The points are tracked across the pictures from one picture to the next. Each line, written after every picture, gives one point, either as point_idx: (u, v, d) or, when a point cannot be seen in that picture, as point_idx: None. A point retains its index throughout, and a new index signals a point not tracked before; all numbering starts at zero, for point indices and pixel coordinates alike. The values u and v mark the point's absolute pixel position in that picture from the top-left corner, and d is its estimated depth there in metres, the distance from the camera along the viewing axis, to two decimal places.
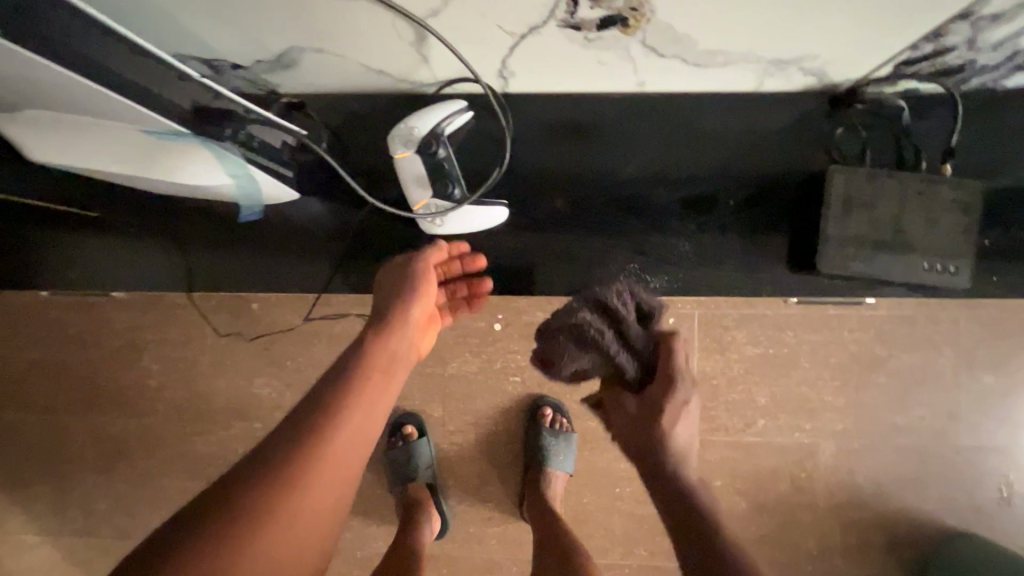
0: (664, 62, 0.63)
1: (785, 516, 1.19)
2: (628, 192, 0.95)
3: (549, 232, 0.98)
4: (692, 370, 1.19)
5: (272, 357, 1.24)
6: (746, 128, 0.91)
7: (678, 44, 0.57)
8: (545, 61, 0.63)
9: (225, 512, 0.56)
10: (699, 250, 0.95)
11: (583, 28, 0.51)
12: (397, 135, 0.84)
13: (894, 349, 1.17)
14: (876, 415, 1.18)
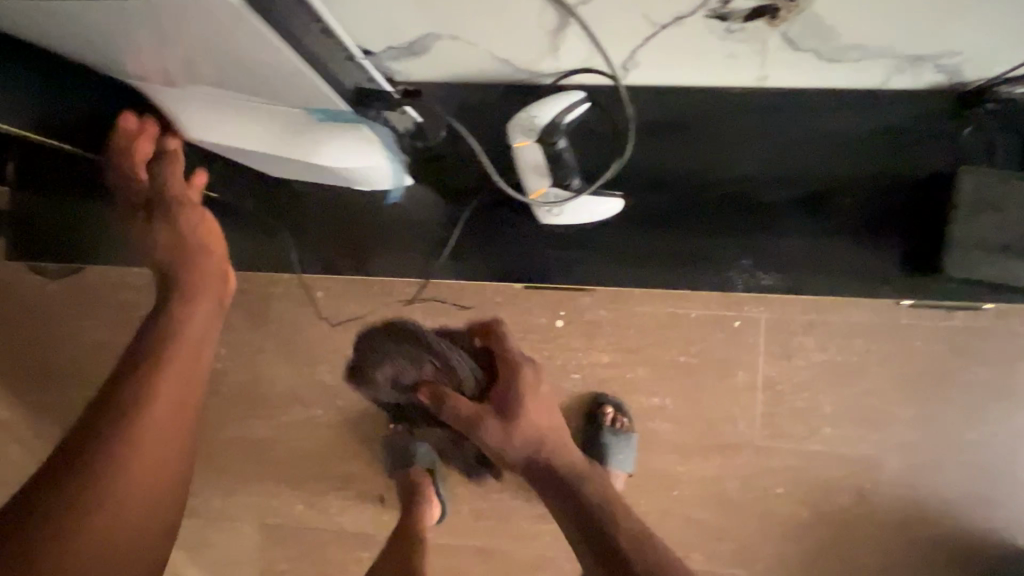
0: (803, 62, 0.58)
1: (848, 528, 1.16)
2: (742, 189, 0.88)
3: (645, 227, 0.90)
4: (755, 374, 1.18)
5: (337, 344, 1.27)
6: (870, 126, 0.83)
7: (820, 39, 0.53)
8: (676, 55, 0.58)
9: (54, 513, 0.64)
10: (811, 252, 0.87)
11: (730, 18, 0.48)
12: (519, 123, 0.74)
13: (970, 361, 1.12)
14: (949, 430, 1.14)
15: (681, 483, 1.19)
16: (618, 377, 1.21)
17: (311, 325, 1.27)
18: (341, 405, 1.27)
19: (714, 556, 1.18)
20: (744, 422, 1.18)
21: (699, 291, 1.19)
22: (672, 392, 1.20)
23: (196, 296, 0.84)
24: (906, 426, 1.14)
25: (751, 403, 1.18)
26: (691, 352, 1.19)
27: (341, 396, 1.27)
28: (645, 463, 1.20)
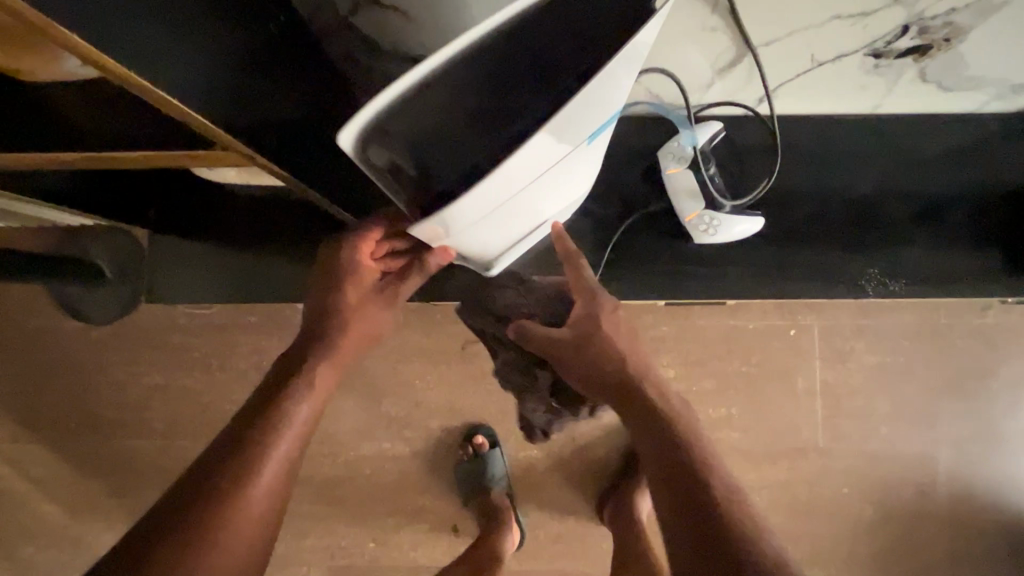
0: (919, 88, 0.71)
1: (910, 521, 1.22)
2: (864, 207, 0.84)
3: (759, 246, 0.86)
4: (813, 379, 1.23)
5: (402, 376, 1.25)
6: (989, 143, 0.81)
7: (948, 72, 0.66)
8: (817, 87, 0.71)
9: (195, 499, 0.67)
10: (926, 264, 0.85)
11: (885, 55, 0.62)
12: (669, 152, 0.81)
13: (1004, 356, 1.22)
14: (992, 420, 1.22)
15: (753, 490, 1.23)
16: (684, 390, 1.24)
17: (374, 358, 1.25)
18: (409, 437, 1.25)
19: None
20: (808, 427, 1.23)
21: (756, 303, 1.24)
22: (736, 401, 1.24)
23: (334, 348, 0.83)
24: (954, 419, 1.22)
25: (813, 408, 1.23)
26: (752, 362, 1.24)
27: (409, 429, 1.25)
28: None
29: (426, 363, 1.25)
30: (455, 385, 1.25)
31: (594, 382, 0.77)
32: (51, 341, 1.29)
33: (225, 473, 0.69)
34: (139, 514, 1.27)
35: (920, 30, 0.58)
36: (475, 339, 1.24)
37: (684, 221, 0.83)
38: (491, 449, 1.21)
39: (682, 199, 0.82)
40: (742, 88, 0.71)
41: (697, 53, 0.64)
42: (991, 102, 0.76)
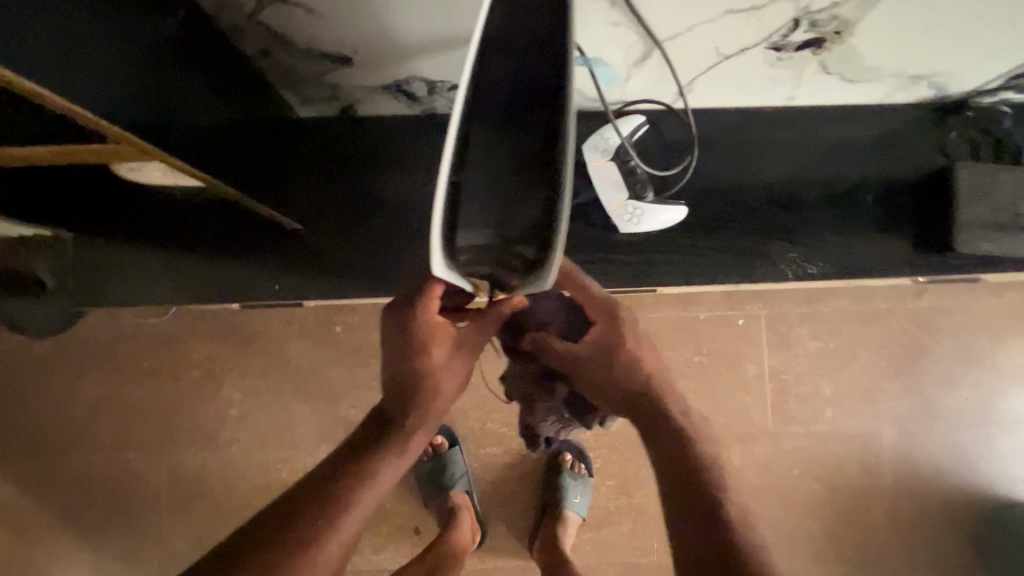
0: (824, 79, 0.76)
1: (858, 499, 1.27)
2: (786, 194, 0.89)
3: (689, 233, 0.89)
4: (762, 366, 1.28)
5: (359, 378, 1.24)
6: (897, 135, 0.88)
7: (847, 63, 0.70)
8: (729, 79, 0.75)
9: (268, 544, 0.67)
10: (841, 245, 0.88)
11: (784, 48, 0.66)
12: (593, 145, 0.85)
13: (938, 336, 1.28)
14: (930, 398, 1.28)
15: None
16: None
17: (330, 361, 1.24)
18: None
19: None
20: (758, 412, 1.27)
21: (705, 294, 1.28)
22: (690, 390, 1.27)
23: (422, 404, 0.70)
24: (895, 399, 1.28)
25: (762, 394, 1.27)
26: (704, 351, 1.27)
27: None
28: None
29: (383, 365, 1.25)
30: None
31: (612, 395, 0.74)
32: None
33: (296, 526, 0.67)
34: (92, 532, 1.23)
35: (811, 24, 0.61)
36: None
37: (609, 212, 0.86)
38: (451, 449, 1.23)
39: (607, 189, 0.86)
40: (657, 81, 0.75)
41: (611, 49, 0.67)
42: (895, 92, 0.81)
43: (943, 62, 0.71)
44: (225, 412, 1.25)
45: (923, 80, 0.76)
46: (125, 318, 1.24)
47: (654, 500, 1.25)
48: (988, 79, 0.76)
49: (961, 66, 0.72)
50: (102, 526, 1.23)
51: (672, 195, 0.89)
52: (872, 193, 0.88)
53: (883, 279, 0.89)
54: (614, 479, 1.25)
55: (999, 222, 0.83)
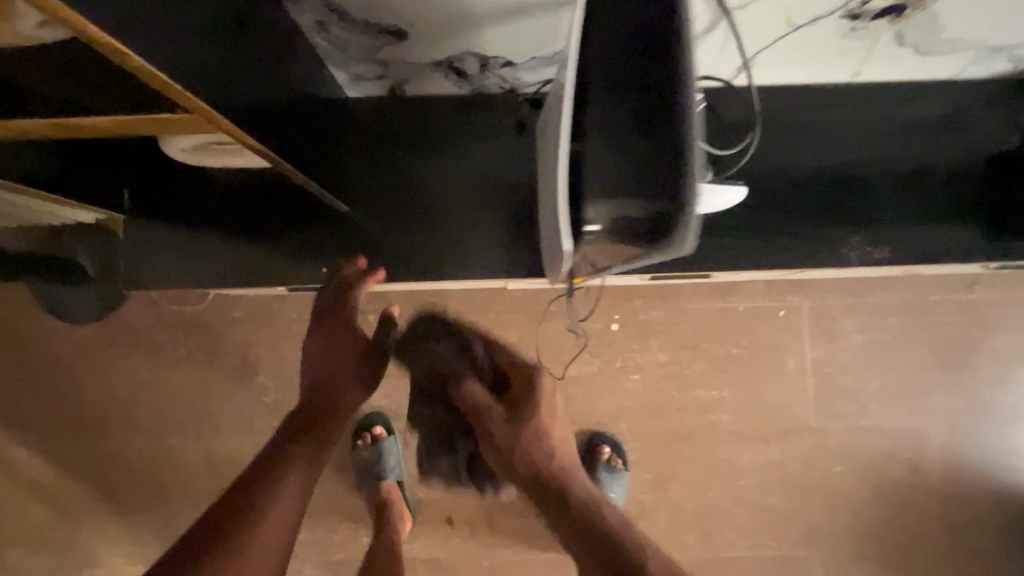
0: (897, 50, 0.73)
1: (902, 498, 1.22)
2: (846, 179, 0.87)
3: (742, 218, 0.86)
4: (803, 359, 1.24)
5: (392, 367, 1.25)
6: (966, 112, 0.85)
7: (925, 32, 0.67)
8: (796, 51, 0.72)
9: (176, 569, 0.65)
10: (902, 228, 0.85)
11: (860, 17, 0.63)
12: None
13: (990, 331, 1.23)
14: (980, 395, 1.23)
15: (747, 471, 1.22)
16: (677, 374, 1.24)
17: None
18: (402, 428, 1.25)
19: (782, 540, 1.22)
20: (799, 406, 1.23)
21: (746, 284, 1.24)
22: (729, 383, 1.24)
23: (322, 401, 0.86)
24: (943, 395, 1.23)
25: (804, 387, 1.24)
26: (743, 343, 1.24)
27: (401, 420, 1.25)
28: (710, 455, 1.23)
29: (417, 353, 1.25)
30: None
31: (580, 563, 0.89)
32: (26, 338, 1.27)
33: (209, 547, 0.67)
34: (131, 515, 1.26)
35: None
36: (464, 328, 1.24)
37: None
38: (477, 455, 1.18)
39: None
40: (722, 54, 0.73)
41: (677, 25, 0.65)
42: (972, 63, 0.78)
43: None
44: (260, 398, 1.25)
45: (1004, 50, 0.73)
46: (165, 303, 1.26)
47: (690, 493, 1.22)
48: None
49: None
50: (141, 508, 1.26)
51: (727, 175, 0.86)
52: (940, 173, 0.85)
53: (945, 265, 0.85)
54: (649, 473, 1.23)
55: None
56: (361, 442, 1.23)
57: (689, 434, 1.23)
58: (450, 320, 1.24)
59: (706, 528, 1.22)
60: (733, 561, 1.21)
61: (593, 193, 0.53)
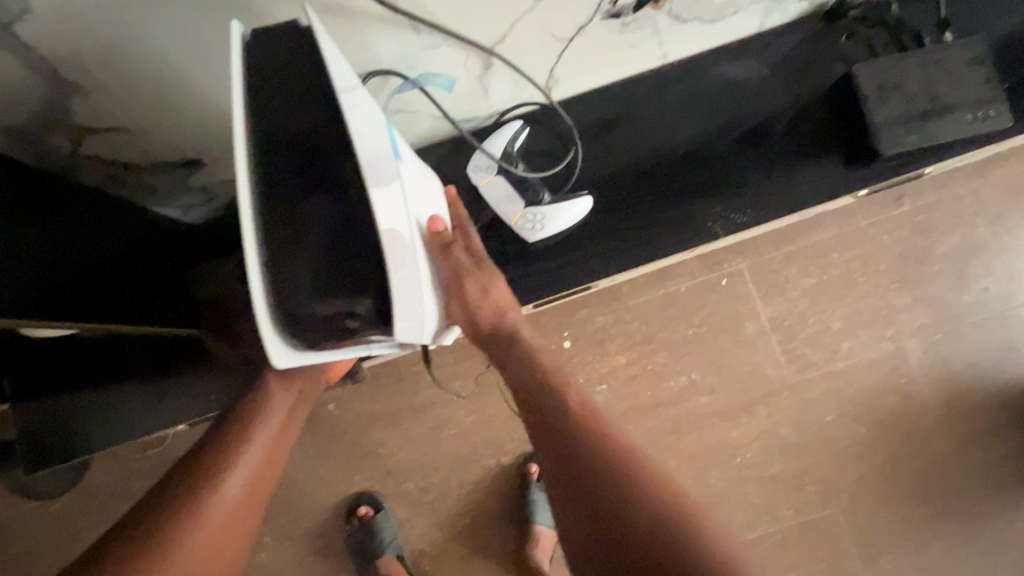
0: (686, 29, 0.71)
1: (904, 426, 1.18)
2: (665, 163, 0.79)
3: (630, 214, 0.79)
4: (761, 319, 1.21)
5: (364, 449, 1.23)
6: (801, 50, 0.78)
7: (700, 7, 0.67)
8: (586, 63, 0.71)
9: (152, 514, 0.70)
10: (772, 184, 0.77)
11: (623, 13, 0.62)
12: (475, 164, 0.77)
13: (933, 236, 1.21)
14: (943, 302, 1.20)
15: (740, 447, 1.19)
16: (641, 372, 1.21)
17: (333, 440, 1.23)
18: (393, 507, 1.23)
19: (799, 505, 1.17)
20: (770, 365, 1.20)
21: (680, 264, 1.22)
22: (695, 365, 1.21)
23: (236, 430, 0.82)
24: (910, 312, 1.20)
25: (770, 346, 1.21)
26: (696, 323, 1.21)
27: (388, 498, 1.23)
28: (699, 441, 1.20)
29: (384, 428, 1.23)
30: (417, 441, 1.23)
31: None
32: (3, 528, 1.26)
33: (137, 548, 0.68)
34: None
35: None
36: (418, 390, 1.23)
37: (512, 225, 0.78)
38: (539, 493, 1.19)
39: (507, 202, 0.77)
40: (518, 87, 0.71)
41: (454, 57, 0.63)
42: (773, 17, 0.76)
43: None
44: None
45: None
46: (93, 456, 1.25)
47: (693, 485, 1.19)
48: None
49: None
50: None
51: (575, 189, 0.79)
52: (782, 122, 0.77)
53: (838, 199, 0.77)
54: None
55: (917, 112, 0.72)
56: (352, 526, 1.19)
57: (673, 427, 1.20)
58: (407, 388, 1.23)
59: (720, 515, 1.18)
60: (757, 543, 1.17)
61: (295, 298, 0.49)
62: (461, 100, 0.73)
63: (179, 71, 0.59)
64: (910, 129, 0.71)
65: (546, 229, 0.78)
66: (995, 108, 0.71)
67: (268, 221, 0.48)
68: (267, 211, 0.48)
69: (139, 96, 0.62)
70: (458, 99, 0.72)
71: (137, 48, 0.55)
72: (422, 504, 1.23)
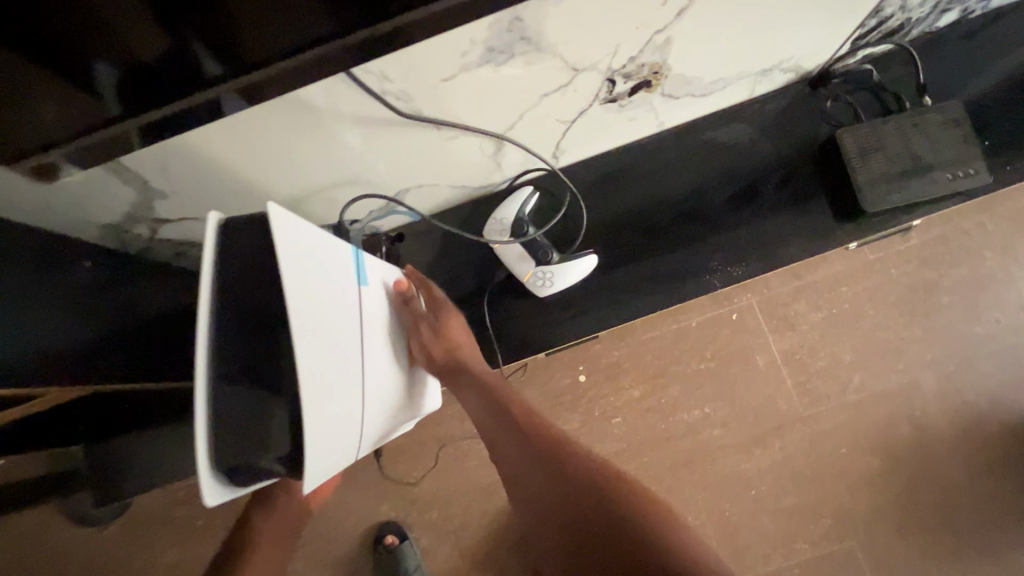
0: (678, 102, 0.84)
1: (919, 457, 1.19)
2: (686, 209, 0.98)
3: (645, 259, 0.98)
4: (772, 352, 1.24)
5: (389, 480, 1.29)
6: (791, 111, 0.99)
7: (688, 84, 0.78)
8: (586, 133, 0.84)
9: None
10: (759, 231, 0.97)
11: (618, 97, 0.74)
12: (492, 228, 0.94)
13: (942, 269, 1.23)
14: (955, 334, 1.22)
15: (755, 479, 1.21)
16: (654, 404, 1.25)
17: (360, 471, 1.30)
18: (416, 536, 1.28)
19: (815, 538, 1.18)
20: (782, 399, 1.23)
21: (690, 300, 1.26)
22: (708, 398, 1.24)
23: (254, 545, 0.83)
24: (921, 344, 1.22)
25: (781, 379, 1.23)
26: (708, 356, 1.25)
27: (413, 527, 1.28)
28: (714, 473, 1.22)
29: (408, 460, 1.29)
30: (439, 473, 1.28)
31: None
32: (22, 540, 1.33)
33: None
34: None
35: (625, 76, 0.68)
36: (441, 423, 1.29)
37: (523, 281, 0.95)
38: None
39: (520, 262, 0.94)
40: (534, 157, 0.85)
41: (473, 145, 0.75)
42: (758, 83, 0.90)
43: (790, 51, 0.80)
44: None
45: (777, 67, 0.85)
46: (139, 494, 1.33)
47: (709, 516, 1.21)
48: (836, 46, 0.85)
49: (806, 46, 0.81)
50: None
51: (581, 248, 0.97)
52: (772, 178, 0.97)
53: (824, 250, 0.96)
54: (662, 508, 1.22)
55: (900, 169, 0.91)
56: (378, 555, 1.25)
57: (687, 458, 1.23)
58: (430, 422, 1.29)
59: (737, 547, 1.19)
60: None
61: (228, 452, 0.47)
62: (478, 169, 0.86)
63: (228, 183, 0.68)
64: (894, 187, 0.90)
65: (554, 281, 0.94)
66: (974, 167, 0.90)
67: (218, 388, 0.48)
68: (221, 374, 0.48)
69: (203, 203, 0.71)
70: (473, 169, 0.84)
71: (211, 172, 0.63)
72: (445, 534, 1.28)
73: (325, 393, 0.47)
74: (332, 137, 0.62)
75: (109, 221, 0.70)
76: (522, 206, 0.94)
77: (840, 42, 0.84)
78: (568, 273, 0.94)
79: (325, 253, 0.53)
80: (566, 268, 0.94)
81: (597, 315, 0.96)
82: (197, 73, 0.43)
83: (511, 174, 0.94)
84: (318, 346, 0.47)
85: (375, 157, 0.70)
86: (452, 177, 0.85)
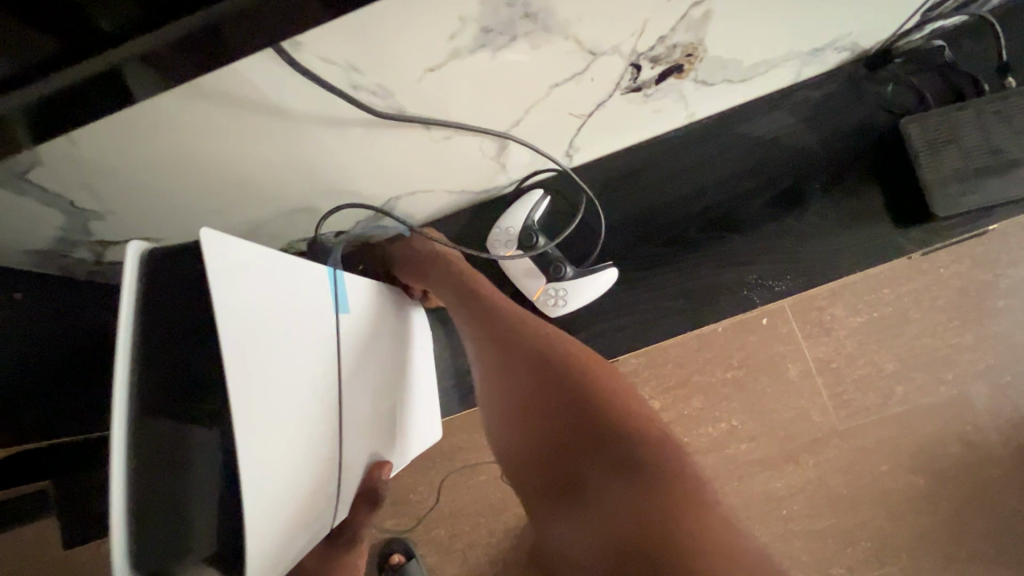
0: (713, 90, 0.74)
1: (970, 477, 1.09)
2: (721, 211, 0.93)
3: (677, 265, 0.94)
4: (806, 360, 1.14)
5: (392, 496, 1.22)
6: (842, 96, 0.91)
7: (726, 69, 0.68)
8: (605, 128, 0.75)
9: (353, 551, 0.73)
10: (802, 230, 0.92)
11: (644, 84, 0.64)
12: (497, 240, 0.89)
13: (998, 269, 1.11)
14: (1011, 342, 1.11)
15: (786, 499, 1.12)
16: (676, 417, 1.15)
17: None
18: (422, 555, 1.21)
19: (852, 563, 1.09)
20: (815, 411, 1.13)
21: None
22: (735, 410, 1.14)
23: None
24: (973, 352, 1.11)
25: (815, 391, 1.13)
26: (735, 365, 1.14)
27: (419, 545, 1.22)
28: (741, 492, 1.13)
29: (411, 475, 1.22)
30: (445, 488, 1.21)
31: None
32: None
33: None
34: None
35: (652, 61, 0.59)
36: (446, 436, 1.21)
37: (533, 298, 0.90)
38: None
39: (528, 277, 0.89)
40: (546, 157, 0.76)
41: (476, 144, 0.67)
42: (806, 65, 0.80)
43: (846, 28, 0.70)
44: None
45: (829, 47, 0.75)
46: None
47: None
48: (901, 19, 0.75)
49: (865, 22, 0.70)
50: None
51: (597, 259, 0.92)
52: (817, 180, 0.92)
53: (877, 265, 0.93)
54: None
55: (976, 167, 0.83)
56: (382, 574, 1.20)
57: (712, 477, 1.13)
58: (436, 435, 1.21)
59: None
60: None
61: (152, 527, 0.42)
62: (481, 171, 0.78)
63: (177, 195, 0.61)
64: (968, 188, 0.82)
65: (567, 297, 0.89)
66: None
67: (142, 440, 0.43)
68: (147, 432, 0.43)
69: (162, 213, 0.65)
70: (476, 170, 0.77)
71: (158, 183, 0.57)
72: (451, 553, 1.21)
73: (270, 441, 0.44)
74: (292, 139, 0.55)
75: (40, 245, 0.65)
76: (530, 215, 0.89)
77: (906, 15, 0.73)
78: (583, 288, 0.89)
79: (270, 281, 0.48)
80: (580, 283, 0.89)
81: (612, 330, 0.94)
82: (98, 20, 0.30)
83: (521, 176, 0.88)
84: (261, 383, 0.44)
85: (369, 165, 0.65)
86: (455, 179, 0.78)
